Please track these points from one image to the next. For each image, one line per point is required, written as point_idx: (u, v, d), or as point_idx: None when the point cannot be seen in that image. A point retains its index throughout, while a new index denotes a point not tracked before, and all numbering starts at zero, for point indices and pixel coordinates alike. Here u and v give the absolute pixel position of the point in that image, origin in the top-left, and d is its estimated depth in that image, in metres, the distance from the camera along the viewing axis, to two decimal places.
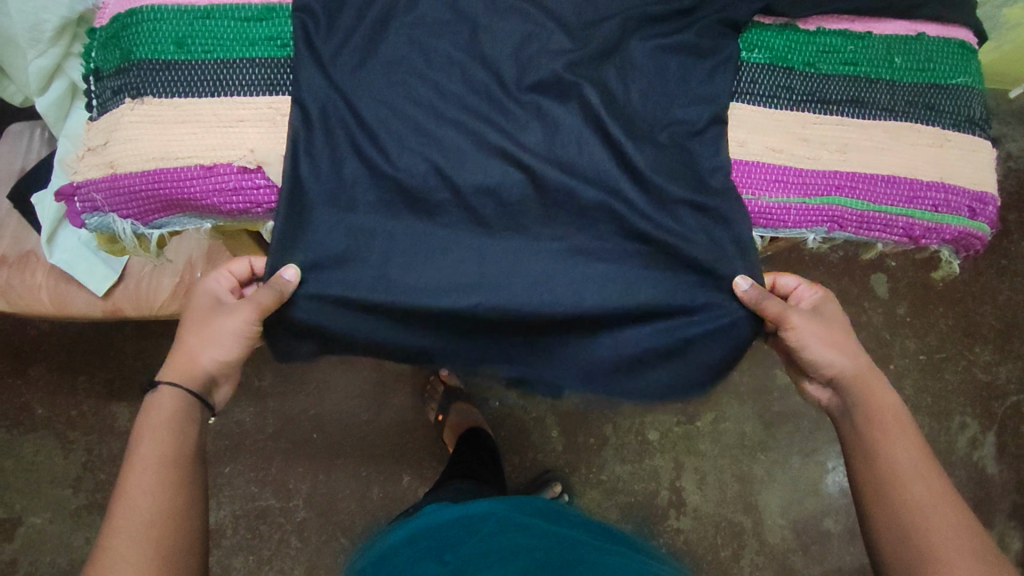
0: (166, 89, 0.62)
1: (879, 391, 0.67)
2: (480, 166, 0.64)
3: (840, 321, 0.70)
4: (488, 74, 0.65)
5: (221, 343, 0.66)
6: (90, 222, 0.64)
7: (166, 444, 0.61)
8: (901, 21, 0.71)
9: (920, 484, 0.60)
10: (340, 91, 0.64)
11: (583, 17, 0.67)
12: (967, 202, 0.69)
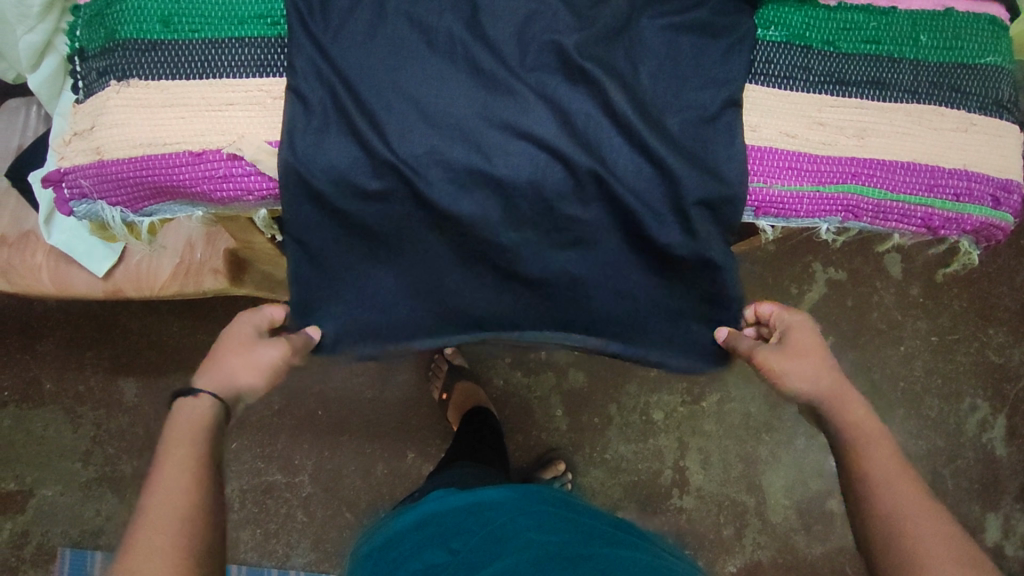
0: (152, 71, 0.60)
1: (842, 401, 0.63)
2: (480, 152, 0.62)
3: (816, 338, 0.65)
4: (490, 54, 0.62)
5: (241, 373, 0.61)
6: (78, 210, 0.62)
7: (190, 461, 0.55)
8: None
9: (920, 517, 0.54)
10: (336, 73, 0.61)
11: None
12: (991, 190, 0.65)
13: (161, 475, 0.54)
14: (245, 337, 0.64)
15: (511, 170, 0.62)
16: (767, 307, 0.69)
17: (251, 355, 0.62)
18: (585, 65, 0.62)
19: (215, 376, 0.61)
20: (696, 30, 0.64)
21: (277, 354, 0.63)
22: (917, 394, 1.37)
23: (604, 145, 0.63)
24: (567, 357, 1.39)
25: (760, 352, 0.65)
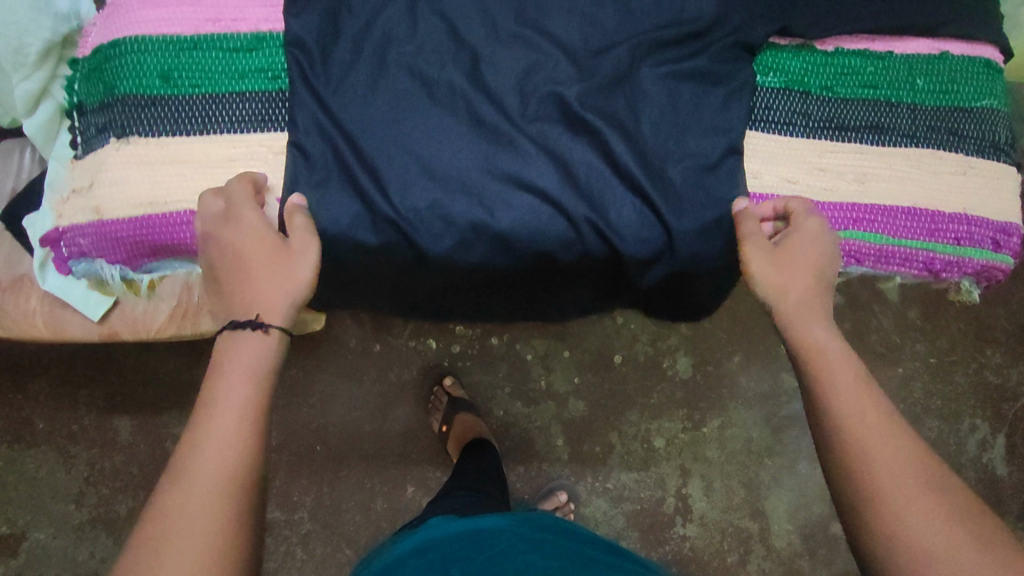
0: (151, 126, 0.59)
1: (811, 319, 0.60)
2: (483, 201, 0.61)
3: (814, 252, 0.62)
4: (492, 104, 0.62)
5: (292, 288, 0.57)
6: (77, 268, 0.61)
7: (241, 407, 0.51)
8: (924, 40, 0.69)
9: (883, 451, 0.53)
10: (337, 124, 0.61)
11: (589, 44, 0.64)
12: (991, 234, 0.66)
13: (214, 433, 0.50)
14: (268, 242, 0.57)
15: (515, 218, 0.62)
16: (795, 202, 0.63)
17: (293, 267, 0.57)
18: (586, 115, 0.62)
19: (269, 299, 0.56)
20: (694, 76, 0.65)
21: (316, 258, 0.58)
22: (917, 415, 1.38)
23: (607, 192, 0.63)
24: (567, 386, 1.38)
25: (750, 246, 0.61)
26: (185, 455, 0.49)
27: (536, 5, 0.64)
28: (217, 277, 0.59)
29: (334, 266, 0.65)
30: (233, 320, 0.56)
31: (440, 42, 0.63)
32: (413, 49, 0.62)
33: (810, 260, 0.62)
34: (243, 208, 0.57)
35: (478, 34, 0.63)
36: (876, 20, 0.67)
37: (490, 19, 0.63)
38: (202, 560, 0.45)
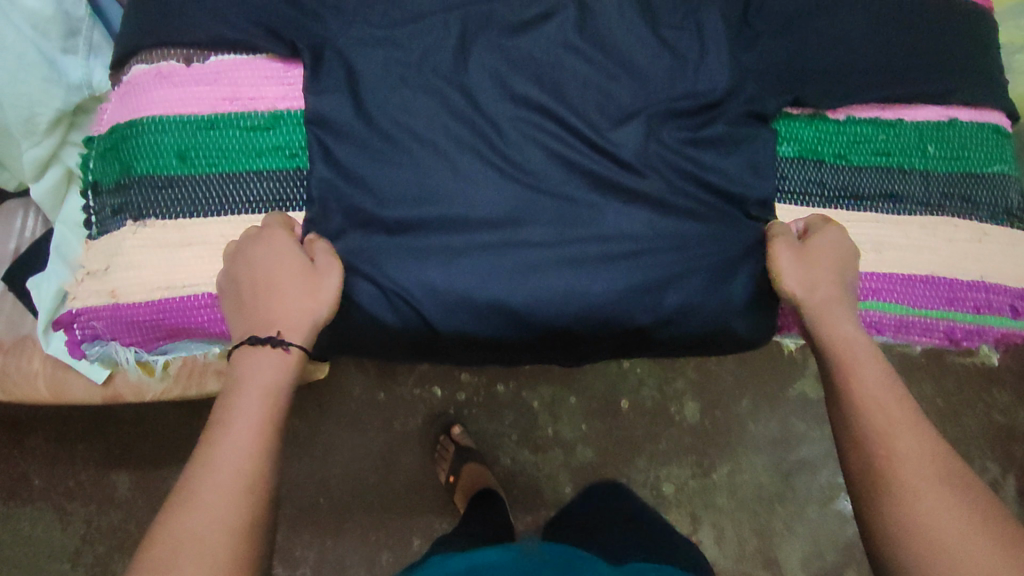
0: (168, 208, 0.58)
1: (838, 321, 0.60)
2: (502, 273, 0.61)
3: (839, 260, 0.62)
4: (513, 176, 0.62)
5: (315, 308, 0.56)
6: (90, 351, 0.60)
7: (259, 413, 0.51)
8: (934, 106, 0.70)
9: (900, 448, 0.52)
10: (358, 199, 0.61)
11: (606, 116, 0.65)
12: (1009, 301, 0.66)
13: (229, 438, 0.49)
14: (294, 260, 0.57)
15: (535, 289, 0.61)
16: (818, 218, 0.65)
17: (317, 288, 0.56)
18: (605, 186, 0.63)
19: (291, 316, 0.55)
20: (709, 146, 0.66)
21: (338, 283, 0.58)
22: None
23: (628, 263, 0.62)
24: (574, 433, 1.37)
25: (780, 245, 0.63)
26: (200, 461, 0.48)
27: (554, 78, 0.65)
28: (236, 293, 0.57)
29: (351, 339, 0.63)
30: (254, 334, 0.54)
31: (459, 114, 0.63)
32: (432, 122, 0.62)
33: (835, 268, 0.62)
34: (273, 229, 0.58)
35: (497, 108, 0.64)
36: (886, 90, 0.68)
37: (512, 91, 0.64)
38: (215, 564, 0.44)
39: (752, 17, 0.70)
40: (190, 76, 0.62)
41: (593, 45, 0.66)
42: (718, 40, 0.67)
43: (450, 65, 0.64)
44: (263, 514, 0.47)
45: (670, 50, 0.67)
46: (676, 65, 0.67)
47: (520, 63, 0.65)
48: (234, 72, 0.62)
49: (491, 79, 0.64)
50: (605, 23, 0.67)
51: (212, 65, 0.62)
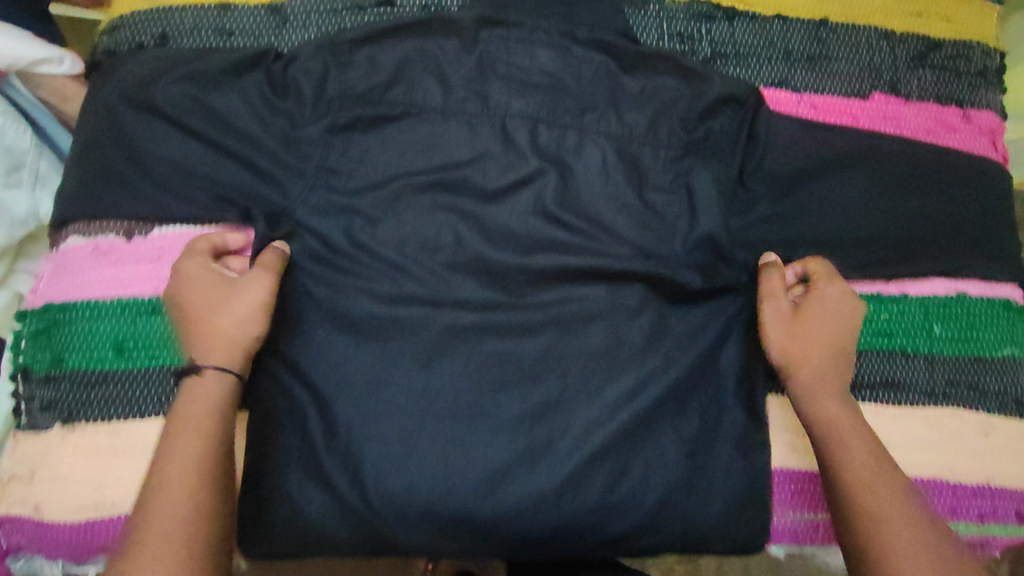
0: (102, 410, 0.54)
1: (824, 389, 0.57)
2: (463, 466, 0.55)
3: (836, 316, 0.58)
4: (483, 357, 0.57)
5: (240, 330, 0.53)
6: (15, 565, 0.55)
7: (191, 476, 0.48)
8: (942, 278, 0.64)
9: (896, 531, 0.50)
10: (311, 391, 0.56)
11: (588, 287, 0.59)
12: (1015, 505, 0.62)
13: (159, 509, 0.46)
14: (213, 285, 0.54)
15: (503, 485, 0.55)
16: (818, 266, 0.61)
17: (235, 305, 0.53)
18: (584, 369, 0.58)
19: (207, 340, 0.52)
20: (698, 324, 0.60)
21: (259, 294, 0.54)
22: None
23: (606, 455, 0.56)
24: None
25: (770, 308, 0.59)
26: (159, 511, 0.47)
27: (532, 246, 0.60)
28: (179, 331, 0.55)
29: (296, 551, 0.57)
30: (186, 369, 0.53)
31: (425, 290, 0.58)
32: (397, 297, 0.57)
33: (830, 321, 0.58)
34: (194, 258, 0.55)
35: (469, 282, 0.59)
36: (891, 264, 0.63)
37: (486, 267, 0.59)
38: None
39: (750, 176, 0.64)
40: (132, 253, 0.57)
41: (575, 210, 0.61)
42: (712, 204, 0.61)
43: (417, 237, 0.59)
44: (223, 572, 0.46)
45: (659, 216, 0.61)
46: (664, 235, 0.61)
47: (493, 234, 0.59)
48: (179, 246, 0.58)
49: (460, 253, 0.59)
50: (588, 187, 0.61)
51: (155, 238, 0.58)
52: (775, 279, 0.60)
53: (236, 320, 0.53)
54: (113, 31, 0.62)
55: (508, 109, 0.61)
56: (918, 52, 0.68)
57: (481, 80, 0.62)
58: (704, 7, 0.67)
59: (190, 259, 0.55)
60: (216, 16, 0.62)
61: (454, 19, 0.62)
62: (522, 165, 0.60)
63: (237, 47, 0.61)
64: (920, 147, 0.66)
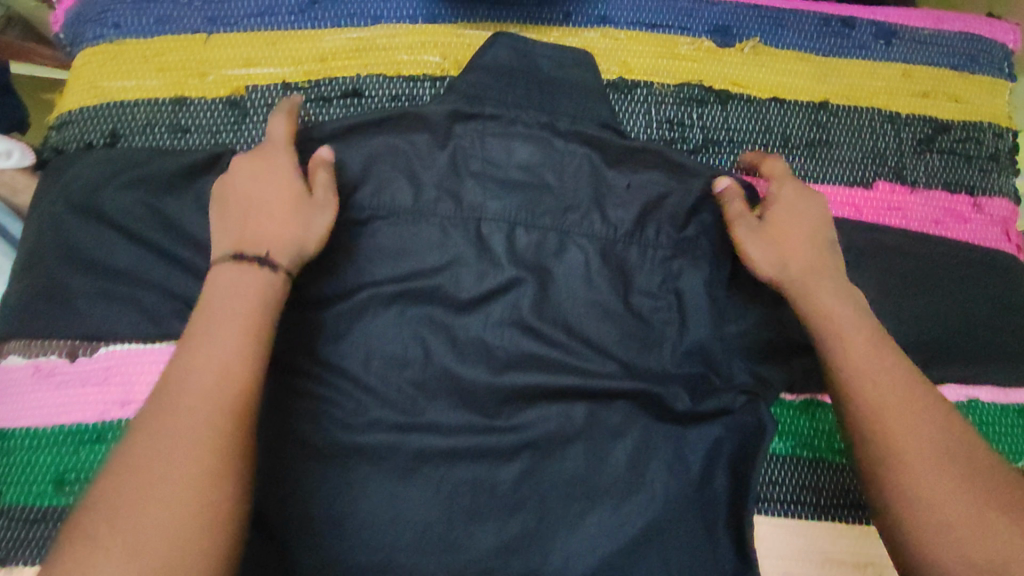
0: (40, 551, 0.50)
1: (818, 286, 0.51)
2: None
3: (806, 216, 0.55)
4: (458, 483, 0.53)
5: (301, 235, 0.50)
6: None
7: (230, 361, 0.41)
8: (950, 384, 0.60)
9: (899, 431, 0.44)
10: (265, 527, 0.51)
11: (570, 406, 0.55)
12: None
13: (197, 375, 0.40)
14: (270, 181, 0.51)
15: None
16: (780, 164, 0.58)
17: (289, 208, 0.50)
18: (565, 496, 0.53)
19: (253, 233, 0.48)
20: (689, 440, 0.55)
21: (316, 203, 0.51)
22: None
23: None
24: None
25: (741, 228, 0.55)
26: (174, 378, 0.41)
27: (509, 361, 0.55)
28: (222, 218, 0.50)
29: None
30: (238, 252, 0.47)
31: (394, 411, 0.54)
32: (364, 422, 0.53)
33: (799, 223, 0.54)
34: (280, 152, 0.53)
35: (441, 401, 0.54)
36: None
37: (457, 386, 0.55)
38: (179, 492, 0.36)
39: (741, 276, 0.60)
40: (76, 376, 0.54)
41: (555, 322, 0.56)
42: (700, 313, 0.57)
43: (384, 354, 0.55)
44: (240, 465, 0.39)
45: (645, 324, 0.57)
46: (652, 347, 0.57)
47: (466, 350, 0.56)
48: (126, 368, 0.54)
49: (430, 372, 0.55)
50: (569, 294, 0.57)
51: (101, 359, 0.54)
52: (739, 202, 0.56)
53: (284, 219, 0.49)
54: (62, 127, 0.58)
55: (483, 211, 0.57)
56: (924, 136, 0.64)
57: (454, 179, 0.58)
58: (695, 91, 0.63)
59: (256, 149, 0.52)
60: (171, 111, 0.58)
61: (425, 116, 0.58)
62: (497, 273, 0.56)
63: (192, 149, 0.57)
64: (926, 242, 0.61)
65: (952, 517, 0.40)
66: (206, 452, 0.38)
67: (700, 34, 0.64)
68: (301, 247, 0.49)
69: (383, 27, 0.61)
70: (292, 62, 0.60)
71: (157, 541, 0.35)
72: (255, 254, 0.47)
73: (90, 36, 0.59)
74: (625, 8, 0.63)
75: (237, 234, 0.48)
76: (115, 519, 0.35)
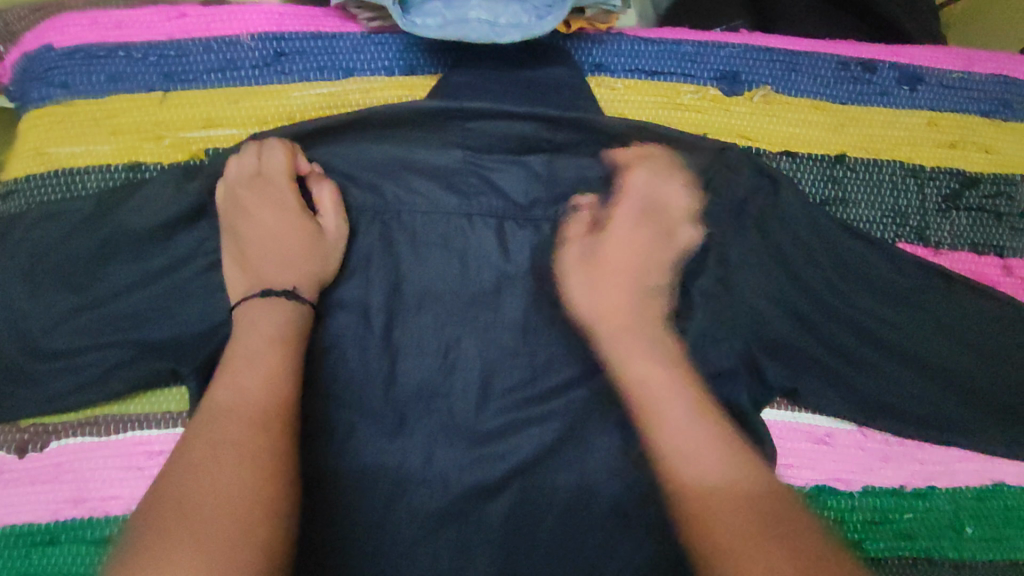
0: None
1: (633, 340, 0.45)
2: None
3: (630, 240, 0.48)
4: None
5: (325, 263, 0.49)
6: None
7: (275, 371, 0.42)
8: (977, 461, 0.54)
9: (685, 458, 0.39)
10: None
11: (564, 492, 0.48)
12: None
13: (234, 393, 0.41)
14: (283, 211, 0.50)
15: None
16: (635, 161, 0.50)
17: (314, 234, 0.49)
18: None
19: (283, 268, 0.48)
20: None
21: (338, 219, 0.50)
22: None
23: None
24: None
25: (573, 254, 0.49)
26: (209, 402, 0.41)
27: (495, 438, 0.48)
28: (243, 259, 0.49)
29: None
30: (263, 290, 0.46)
31: (366, 497, 0.47)
32: (331, 513, 0.46)
33: (619, 253, 0.48)
34: (281, 178, 0.50)
35: (417, 484, 0.47)
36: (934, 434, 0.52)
37: (437, 468, 0.48)
38: (228, 505, 0.36)
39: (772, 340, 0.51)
40: (25, 473, 0.50)
41: (538, 411, 0.49)
42: (714, 407, 0.48)
43: (351, 436, 0.48)
44: (285, 477, 0.39)
45: None
46: None
47: (435, 446, 0.48)
48: (78, 463, 0.50)
49: (391, 473, 0.48)
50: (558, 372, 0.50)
51: (51, 455, 0.50)
52: (574, 228, 0.50)
53: (311, 248, 0.48)
54: (8, 197, 0.54)
55: (458, 287, 0.50)
56: (949, 192, 0.58)
57: (431, 235, 0.51)
58: None
59: (245, 179, 0.50)
60: (124, 178, 0.53)
61: (399, 163, 0.52)
62: (482, 340, 0.50)
63: (148, 177, 0.52)
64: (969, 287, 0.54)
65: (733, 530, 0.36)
66: (259, 437, 0.39)
67: (705, 81, 0.58)
68: (319, 286, 0.49)
69: (358, 80, 0.55)
70: (257, 120, 0.54)
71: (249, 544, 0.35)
72: (282, 288, 0.47)
73: (36, 96, 0.54)
74: (621, 53, 0.57)
75: (268, 272, 0.48)
76: (188, 519, 0.35)
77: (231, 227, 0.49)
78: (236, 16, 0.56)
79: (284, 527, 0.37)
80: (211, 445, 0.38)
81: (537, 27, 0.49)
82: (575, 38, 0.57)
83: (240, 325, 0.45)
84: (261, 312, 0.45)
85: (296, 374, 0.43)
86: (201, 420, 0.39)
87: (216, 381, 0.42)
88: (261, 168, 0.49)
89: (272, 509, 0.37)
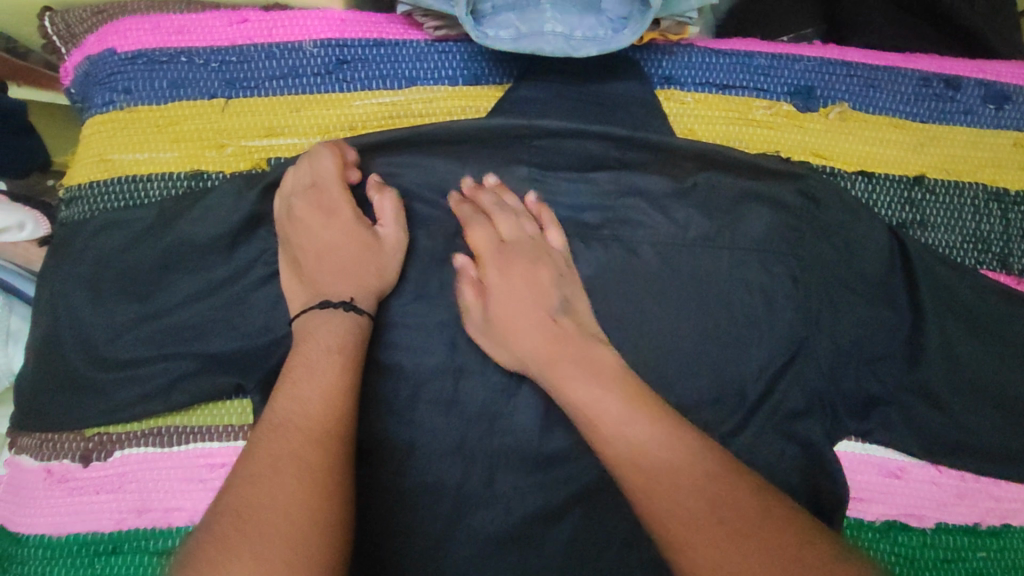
0: None
1: (575, 377, 0.41)
2: None
3: (517, 291, 0.46)
4: None
5: (385, 273, 0.48)
6: None
7: (335, 383, 0.41)
8: None
9: (612, 444, 0.37)
10: None
11: (628, 518, 0.47)
12: None
13: (294, 403, 0.40)
14: (340, 217, 0.48)
15: None
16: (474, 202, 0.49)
17: (373, 244, 0.48)
18: None
19: (343, 277, 0.46)
20: None
21: (397, 228, 0.49)
22: None
23: None
24: None
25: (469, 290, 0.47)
26: (269, 413, 0.40)
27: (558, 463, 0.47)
28: (300, 268, 0.48)
29: None
30: (323, 300, 0.45)
31: (427, 518, 0.46)
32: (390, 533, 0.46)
33: (529, 290, 0.46)
34: (333, 184, 0.48)
35: (478, 507, 0.47)
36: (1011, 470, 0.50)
37: (498, 490, 0.47)
38: (285, 517, 0.35)
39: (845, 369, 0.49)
40: (90, 482, 0.50)
41: None
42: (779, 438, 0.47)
43: (412, 456, 0.47)
44: (341, 492, 0.38)
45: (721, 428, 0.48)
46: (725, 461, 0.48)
47: (496, 469, 0.47)
48: (142, 474, 0.50)
49: (451, 494, 0.47)
50: None
51: (115, 465, 0.50)
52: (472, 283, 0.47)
53: (371, 257, 0.47)
54: (71, 203, 0.53)
55: None
56: None
57: None
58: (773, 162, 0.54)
59: (300, 186, 0.48)
60: (186, 187, 0.53)
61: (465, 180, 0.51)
62: None
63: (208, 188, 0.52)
64: None
65: (683, 506, 0.33)
66: (316, 449, 0.38)
67: (778, 96, 0.56)
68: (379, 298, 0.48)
69: (421, 90, 0.54)
70: (319, 130, 0.53)
71: (310, 559, 0.34)
72: (340, 298, 0.46)
73: (99, 102, 0.54)
74: (692, 66, 0.55)
75: (327, 281, 0.46)
76: (245, 528, 0.34)
77: (286, 239, 0.48)
78: (298, 21, 0.54)
79: (342, 546, 0.36)
80: (270, 454, 0.37)
81: (613, 41, 0.47)
82: (645, 49, 0.55)
83: (300, 336, 0.44)
84: (322, 323, 0.44)
85: (355, 387, 0.42)
86: (262, 430, 0.39)
87: (276, 393, 0.41)
88: (314, 174, 0.49)
89: (329, 526, 0.36)
